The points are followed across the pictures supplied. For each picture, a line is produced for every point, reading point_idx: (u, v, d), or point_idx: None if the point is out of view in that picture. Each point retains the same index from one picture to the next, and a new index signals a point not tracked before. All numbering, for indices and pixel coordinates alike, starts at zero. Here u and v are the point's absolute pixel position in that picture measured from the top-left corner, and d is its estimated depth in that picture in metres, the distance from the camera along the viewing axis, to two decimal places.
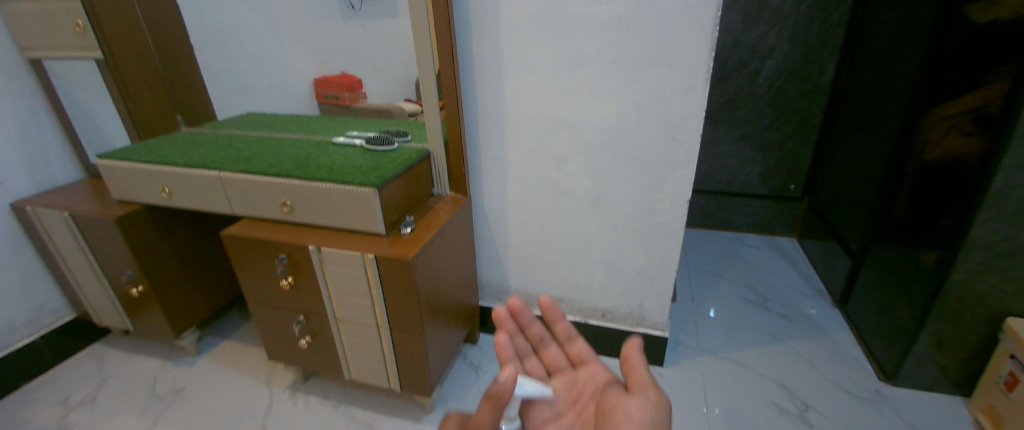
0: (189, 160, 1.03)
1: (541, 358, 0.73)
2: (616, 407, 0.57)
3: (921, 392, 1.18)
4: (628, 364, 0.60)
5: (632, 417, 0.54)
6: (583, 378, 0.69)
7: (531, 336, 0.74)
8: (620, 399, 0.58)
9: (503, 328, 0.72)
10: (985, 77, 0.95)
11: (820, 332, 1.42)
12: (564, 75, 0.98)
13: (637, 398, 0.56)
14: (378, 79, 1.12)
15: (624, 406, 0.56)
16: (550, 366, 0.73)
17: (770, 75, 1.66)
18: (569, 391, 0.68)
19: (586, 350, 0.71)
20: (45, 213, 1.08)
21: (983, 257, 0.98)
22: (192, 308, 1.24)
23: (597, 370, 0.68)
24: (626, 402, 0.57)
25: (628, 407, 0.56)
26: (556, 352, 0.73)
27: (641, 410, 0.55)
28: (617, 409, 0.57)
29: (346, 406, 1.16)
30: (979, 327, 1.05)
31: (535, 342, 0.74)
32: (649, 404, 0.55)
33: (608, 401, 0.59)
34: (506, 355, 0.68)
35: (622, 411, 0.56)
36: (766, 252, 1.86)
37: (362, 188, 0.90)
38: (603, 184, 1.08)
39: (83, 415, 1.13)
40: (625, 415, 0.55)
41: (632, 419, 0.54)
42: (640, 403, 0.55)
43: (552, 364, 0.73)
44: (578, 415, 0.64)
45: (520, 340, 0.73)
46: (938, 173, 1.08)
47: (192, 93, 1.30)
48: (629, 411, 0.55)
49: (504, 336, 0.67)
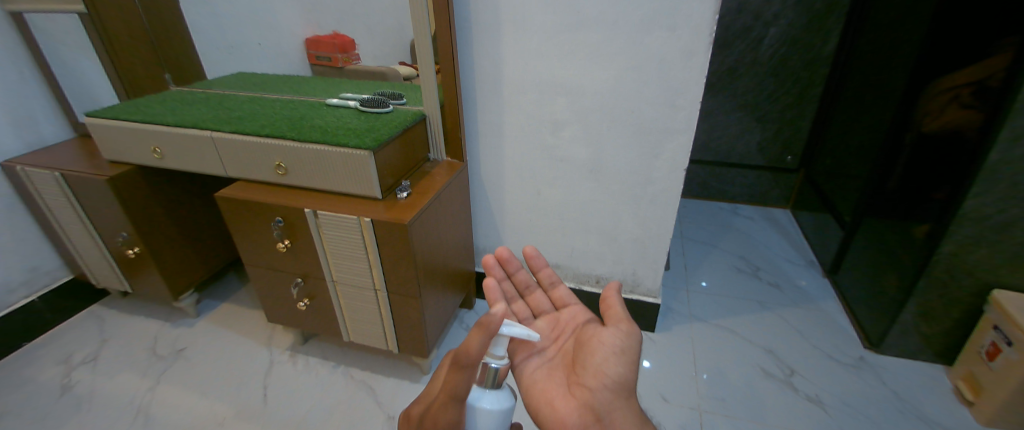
0: (180, 120, 1.01)
1: (525, 302, 0.74)
2: (591, 337, 0.60)
3: (903, 359, 1.22)
4: (606, 299, 0.62)
5: (605, 344, 0.58)
6: (564, 318, 0.70)
7: (517, 282, 0.74)
8: (596, 330, 0.61)
9: (491, 275, 0.71)
10: (990, 47, 0.93)
11: (809, 301, 1.45)
12: (564, 38, 0.95)
13: (611, 328, 0.59)
14: (372, 40, 1.09)
15: (598, 335, 0.60)
16: (535, 309, 0.73)
17: (773, 43, 1.63)
18: (552, 330, 0.69)
19: (568, 294, 0.72)
20: (35, 172, 1.07)
21: (974, 230, 0.99)
22: (189, 270, 1.25)
23: (577, 311, 0.69)
24: (601, 332, 0.60)
25: (602, 335, 0.59)
26: (541, 297, 0.74)
27: (614, 337, 0.58)
28: (592, 337, 0.60)
29: (345, 366, 1.19)
30: (966, 299, 1.07)
31: (520, 288, 0.75)
32: (621, 333, 0.59)
33: (585, 333, 0.62)
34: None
35: (597, 338, 0.59)
36: (760, 223, 1.87)
37: (358, 151, 0.89)
38: (600, 150, 1.08)
39: (86, 373, 1.15)
40: (599, 342, 0.59)
41: (605, 345, 0.58)
42: (613, 333, 0.59)
43: (536, 307, 0.73)
44: (558, 349, 0.66)
45: (508, 285, 0.73)
46: (935, 145, 1.08)
47: (180, 49, 1.24)
48: (602, 339, 0.59)
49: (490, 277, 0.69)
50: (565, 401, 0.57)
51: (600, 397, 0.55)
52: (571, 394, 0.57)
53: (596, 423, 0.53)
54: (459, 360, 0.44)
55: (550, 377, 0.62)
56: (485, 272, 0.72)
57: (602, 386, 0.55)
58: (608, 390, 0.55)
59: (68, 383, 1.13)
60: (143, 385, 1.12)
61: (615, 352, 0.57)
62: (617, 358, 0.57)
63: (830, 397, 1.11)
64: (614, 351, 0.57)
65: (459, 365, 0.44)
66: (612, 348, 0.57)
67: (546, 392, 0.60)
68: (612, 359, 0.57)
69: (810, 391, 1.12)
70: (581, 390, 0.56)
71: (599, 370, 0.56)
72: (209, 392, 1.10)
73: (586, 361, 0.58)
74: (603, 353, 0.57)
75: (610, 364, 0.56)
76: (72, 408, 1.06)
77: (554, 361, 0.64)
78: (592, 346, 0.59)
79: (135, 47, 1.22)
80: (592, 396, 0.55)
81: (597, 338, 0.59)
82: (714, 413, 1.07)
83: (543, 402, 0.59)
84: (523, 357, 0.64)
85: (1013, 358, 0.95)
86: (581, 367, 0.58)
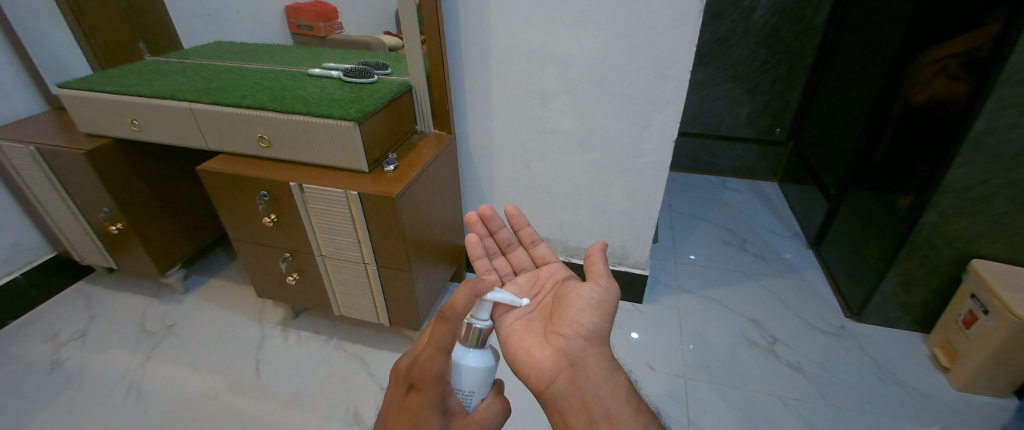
0: (156, 91, 0.98)
1: (507, 258, 0.75)
2: (570, 291, 0.62)
3: (882, 326, 1.26)
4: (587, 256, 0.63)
5: (583, 297, 0.60)
6: (544, 274, 0.71)
7: (499, 240, 0.75)
8: (575, 285, 0.62)
9: (472, 232, 0.73)
10: (981, 16, 0.92)
11: (793, 271, 1.48)
12: (552, 5, 0.93)
13: (590, 283, 0.61)
14: (355, 7, 1.05)
15: (577, 290, 0.61)
16: (516, 266, 0.75)
17: (766, 13, 1.60)
18: (532, 285, 0.70)
19: (548, 252, 0.73)
20: (9, 146, 1.04)
21: (957, 201, 1.01)
22: (174, 245, 1.24)
23: (556, 268, 0.71)
24: (580, 287, 0.61)
25: (581, 290, 0.61)
26: (522, 254, 0.75)
27: (592, 291, 0.60)
28: (571, 292, 0.62)
29: (337, 339, 1.20)
30: (945, 268, 1.10)
31: (502, 246, 0.76)
32: (599, 288, 0.60)
33: (565, 288, 0.64)
34: (476, 254, 0.71)
35: (575, 292, 0.61)
36: (748, 196, 1.89)
37: (342, 122, 0.87)
38: (589, 122, 1.07)
39: (75, 350, 1.15)
40: (577, 295, 0.60)
41: (582, 298, 0.59)
42: (592, 287, 0.60)
43: (517, 264, 0.75)
44: (537, 302, 0.67)
45: (489, 242, 0.74)
46: (922, 116, 1.08)
47: (152, 16, 1.20)
48: (580, 292, 0.60)
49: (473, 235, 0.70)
50: (540, 347, 0.58)
51: (574, 343, 0.57)
52: (547, 341, 0.58)
53: (569, 368, 0.55)
54: (443, 312, 0.45)
55: (528, 326, 0.62)
56: (468, 227, 0.74)
57: (577, 334, 0.57)
58: (581, 337, 0.57)
59: (57, 360, 1.12)
60: (134, 360, 1.12)
61: (591, 304, 0.59)
62: (592, 309, 0.59)
63: (811, 364, 1.14)
64: (591, 303, 0.59)
65: (443, 317, 0.44)
66: (590, 301, 0.59)
67: (522, 340, 0.60)
68: (588, 311, 0.59)
69: (792, 358, 1.16)
70: (557, 338, 0.58)
71: (574, 320, 0.58)
72: (200, 366, 1.11)
73: (564, 312, 0.60)
74: (580, 305, 0.59)
75: (586, 315, 0.58)
76: (63, 384, 1.06)
77: (532, 313, 0.64)
78: (571, 299, 0.60)
79: (107, 15, 1.18)
80: (567, 344, 0.57)
81: (575, 292, 0.61)
82: (699, 380, 1.10)
83: (518, 348, 0.59)
84: (501, 309, 0.63)
85: (988, 325, 0.98)
86: (558, 317, 0.60)
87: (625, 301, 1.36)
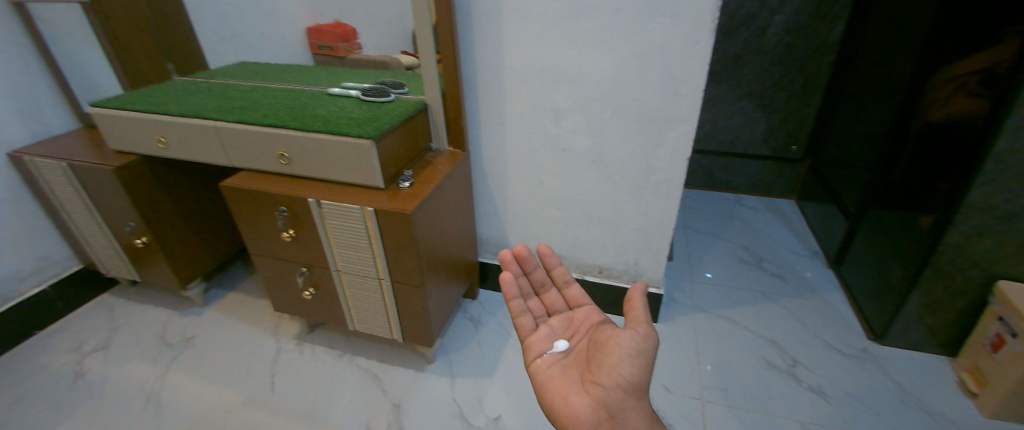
0: (183, 109, 1.02)
1: (540, 299, 0.79)
2: (609, 338, 0.63)
3: (906, 349, 1.22)
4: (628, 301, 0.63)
5: (621, 345, 0.60)
6: (578, 317, 0.74)
7: (533, 280, 0.79)
8: (614, 331, 0.64)
9: (508, 270, 0.76)
10: (997, 34, 0.91)
11: (812, 292, 1.45)
12: (565, 25, 0.94)
13: (628, 330, 0.61)
14: (374, 29, 1.09)
15: (615, 337, 0.62)
16: (550, 307, 0.78)
17: (779, 31, 1.60)
18: (566, 328, 0.74)
19: (581, 294, 0.76)
20: (44, 163, 1.08)
21: (981, 221, 0.98)
22: (195, 259, 1.27)
23: (589, 311, 0.74)
24: (619, 334, 0.62)
25: (619, 337, 0.61)
26: (555, 295, 0.78)
27: (631, 340, 0.60)
28: (609, 340, 0.63)
29: (351, 354, 1.21)
30: (971, 290, 1.07)
31: (536, 287, 0.79)
32: (638, 336, 0.60)
33: (603, 333, 0.66)
34: (512, 294, 0.74)
35: (614, 339, 0.62)
36: (765, 214, 1.86)
37: (359, 140, 0.89)
38: (603, 140, 1.07)
39: (98, 360, 1.18)
40: (615, 342, 0.61)
41: (621, 346, 0.60)
42: (630, 335, 0.60)
43: (550, 306, 0.78)
44: (571, 346, 0.70)
45: (523, 282, 0.78)
46: (942, 133, 1.06)
47: (180, 37, 1.25)
48: (619, 340, 0.61)
49: (509, 274, 0.73)
50: (578, 397, 0.60)
51: (613, 395, 0.58)
52: (586, 391, 0.60)
53: (609, 420, 0.57)
54: None
55: (564, 373, 0.65)
56: (504, 267, 0.77)
57: (615, 385, 0.59)
58: (621, 389, 0.58)
59: (81, 371, 1.15)
60: (153, 372, 1.14)
61: (629, 353, 0.59)
62: (632, 359, 0.59)
63: (833, 388, 1.11)
64: (629, 353, 0.59)
65: None
66: (628, 349, 0.60)
67: (560, 388, 0.63)
68: (626, 360, 0.59)
69: (813, 382, 1.13)
70: (596, 388, 0.59)
71: (612, 370, 0.59)
72: (217, 380, 1.12)
73: (602, 361, 0.61)
74: (616, 353, 0.60)
75: (624, 365, 0.59)
76: (85, 394, 1.08)
77: (568, 359, 0.67)
78: (609, 347, 0.62)
79: (139, 39, 1.23)
80: (605, 395, 0.58)
81: (613, 339, 0.62)
82: (715, 402, 1.08)
83: (557, 396, 0.62)
84: None
85: (1017, 349, 0.95)
86: (596, 366, 0.62)
87: None
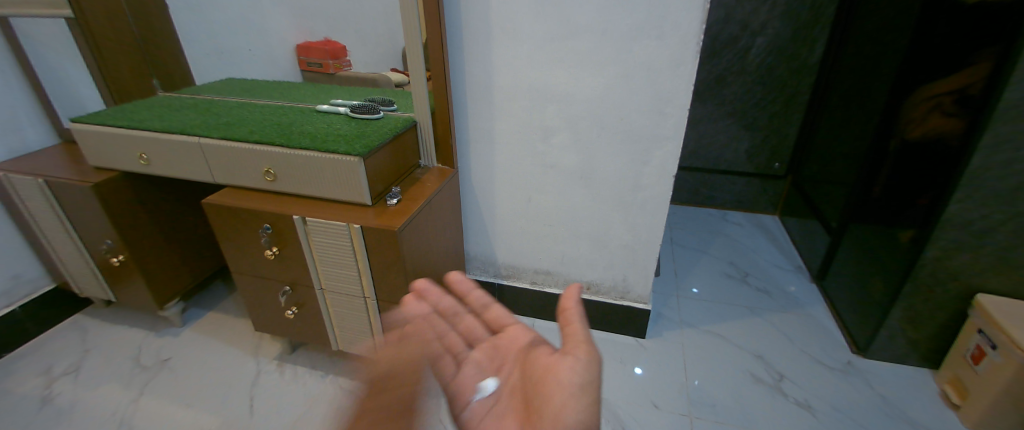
0: (168, 125, 1.00)
1: (455, 327, 0.72)
2: (545, 371, 0.56)
3: (890, 363, 1.23)
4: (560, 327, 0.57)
5: (561, 379, 0.53)
6: (504, 343, 0.67)
7: (445, 310, 0.73)
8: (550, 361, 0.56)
9: (417, 311, 0.72)
10: (971, 56, 0.95)
11: (798, 307, 1.46)
12: (554, 44, 0.96)
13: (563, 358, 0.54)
14: (364, 47, 1.09)
15: (551, 369, 0.55)
16: (471, 336, 0.71)
17: (760, 53, 1.66)
18: (493, 359, 0.67)
19: (505, 315, 0.70)
20: (19, 179, 1.05)
21: (957, 236, 1.01)
22: (174, 277, 1.23)
23: (517, 332, 0.67)
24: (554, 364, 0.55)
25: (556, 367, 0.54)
26: (472, 320, 0.72)
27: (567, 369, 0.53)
28: (546, 375, 0.55)
29: (334, 374, 1.18)
30: (951, 303, 1.09)
31: (449, 316, 0.73)
32: (580, 363, 0.53)
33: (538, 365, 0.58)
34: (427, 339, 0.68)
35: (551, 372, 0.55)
36: (750, 230, 1.89)
37: (347, 157, 0.88)
38: (590, 158, 1.09)
39: (68, 384, 1.13)
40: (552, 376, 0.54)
41: (562, 382, 0.53)
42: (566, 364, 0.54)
43: (470, 335, 0.71)
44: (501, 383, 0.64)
45: (436, 317, 0.72)
46: (919, 151, 1.10)
47: (168, 54, 1.26)
48: (560, 374, 0.53)
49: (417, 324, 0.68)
50: None
51: None
52: None
53: None
54: None
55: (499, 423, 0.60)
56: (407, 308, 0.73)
57: None
58: None
59: (49, 394, 1.10)
60: (126, 396, 1.10)
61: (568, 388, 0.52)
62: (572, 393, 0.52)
63: (820, 402, 1.11)
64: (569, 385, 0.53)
65: None
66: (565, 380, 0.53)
67: None
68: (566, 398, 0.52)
69: (800, 396, 1.13)
70: None
71: (555, 413, 0.51)
72: (193, 403, 1.08)
73: (542, 405, 0.53)
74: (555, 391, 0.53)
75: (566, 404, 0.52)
76: (51, 421, 1.03)
77: (501, 403, 0.62)
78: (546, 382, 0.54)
79: (123, 53, 1.23)
80: None
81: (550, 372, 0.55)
82: (705, 419, 1.07)
83: None
84: None
85: (997, 361, 0.97)
86: (536, 410, 0.54)
87: (628, 335, 1.34)
